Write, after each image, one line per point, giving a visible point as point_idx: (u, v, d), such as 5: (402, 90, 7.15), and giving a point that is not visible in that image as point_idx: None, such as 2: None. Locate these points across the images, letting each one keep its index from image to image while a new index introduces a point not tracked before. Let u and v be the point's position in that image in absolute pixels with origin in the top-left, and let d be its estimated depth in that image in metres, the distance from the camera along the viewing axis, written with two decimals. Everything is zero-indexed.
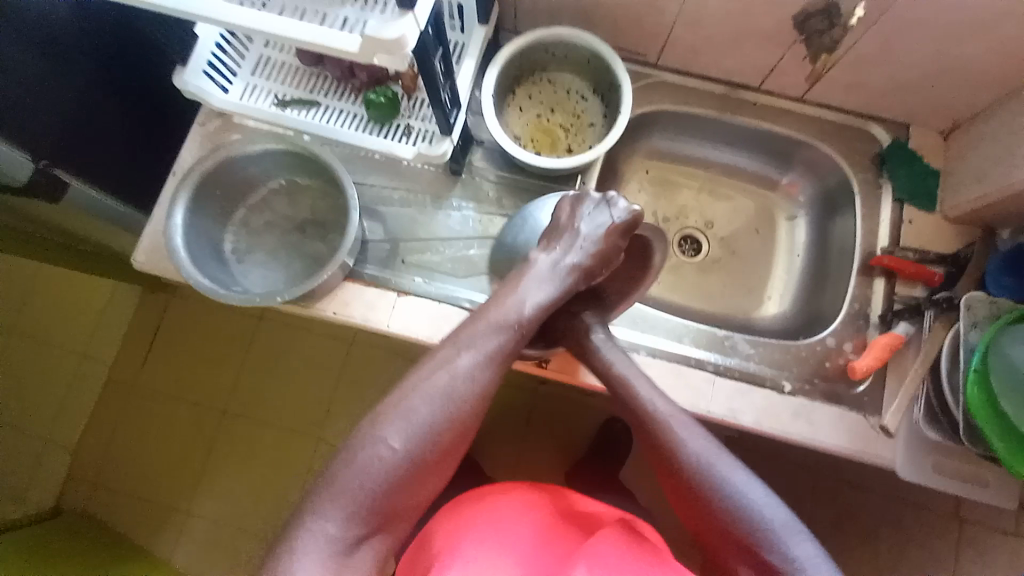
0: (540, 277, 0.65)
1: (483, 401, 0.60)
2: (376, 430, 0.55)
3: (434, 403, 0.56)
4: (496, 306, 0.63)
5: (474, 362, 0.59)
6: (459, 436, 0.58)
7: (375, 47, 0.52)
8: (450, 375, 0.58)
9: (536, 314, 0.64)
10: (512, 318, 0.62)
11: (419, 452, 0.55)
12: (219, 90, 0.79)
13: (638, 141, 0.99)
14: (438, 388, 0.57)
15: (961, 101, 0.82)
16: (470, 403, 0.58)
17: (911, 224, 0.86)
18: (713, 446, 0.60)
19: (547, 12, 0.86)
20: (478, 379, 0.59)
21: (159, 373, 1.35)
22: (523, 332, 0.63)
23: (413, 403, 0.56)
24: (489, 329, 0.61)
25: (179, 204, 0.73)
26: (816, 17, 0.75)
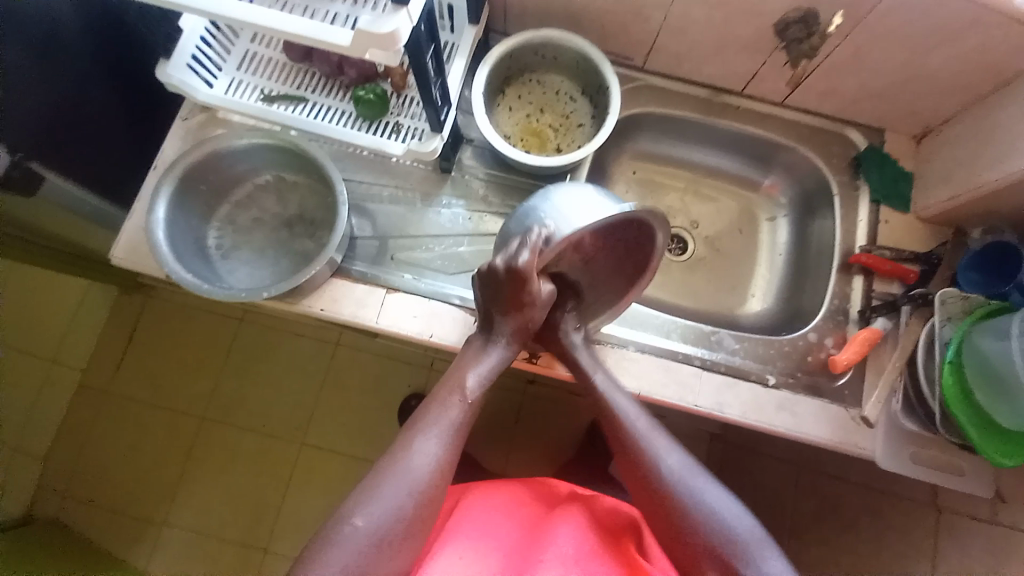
0: (474, 354, 0.71)
1: (447, 467, 0.64)
2: (343, 512, 0.59)
3: (397, 485, 0.60)
4: (445, 391, 0.68)
5: (430, 443, 0.63)
6: (431, 501, 0.62)
7: (369, 39, 0.52)
8: (408, 458, 0.62)
9: (480, 386, 0.69)
10: (457, 395, 0.67)
11: (389, 529, 0.58)
12: (204, 84, 0.78)
13: (624, 143, 1.01)
14: (401, 472, 0.61)
15: (932, 106, 0.87)
16: (431, 477, 0.62)
17: (886, 224, 0.89)
18: (681, 459, 0.65)
19: (536, 14, 0.88)
20: (435, 453, 0.63)
21: (132, 376, 1.31)
22: (472, 405, 0.68)
23: (378, 487, 0.60)
24: (437, 411, 0.66)
25: (162, 198, 0.71)
26: (795, 25, 0.78)
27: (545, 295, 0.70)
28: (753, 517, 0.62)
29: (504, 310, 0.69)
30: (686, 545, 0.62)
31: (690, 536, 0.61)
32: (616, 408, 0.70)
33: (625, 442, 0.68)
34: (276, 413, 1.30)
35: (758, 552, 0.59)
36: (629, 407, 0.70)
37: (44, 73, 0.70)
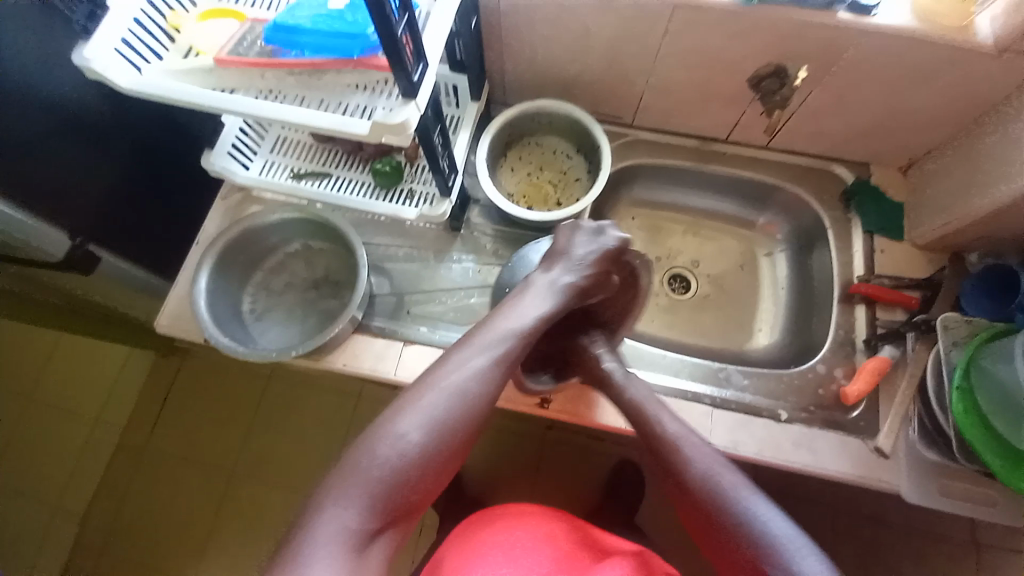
0: (528, 289, 0.66)
1: (495, 395, 0.58)
2: (389, 423, 0.53)
3: (442, 397, 0.55)
4: (499, 317, 0.63)
5: (482, 367, 0.58)
6: (468, 437, 0.56)
7: (382, 130, 0.60)
8: (462, 378, 0.57)
9: (537, 324, 0.64)
10: (513, 322, 0.62)
11: (432, 447, 0.53)
12: (241, 167, 0.88)
13: (622, 191, 1.07)
14: (449, 387, 0.56)
15: (912, 141, 0.91)
16: (481, 406, 0.57)
17: (883, 253, 0.92)
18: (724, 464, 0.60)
19: (532, 86, 0.98)
20: (488, 376, 0.58)
21: (166, 434, 1.35)
22: (528, 341, 0.62)
23: (427, 395, 0.55)
24: (492, 336, 0.61)
25: (205, 269, 0.79)
26: (769, 79, 0.85)
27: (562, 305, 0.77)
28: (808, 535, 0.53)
29: None
30: (740, 552, 0.54)
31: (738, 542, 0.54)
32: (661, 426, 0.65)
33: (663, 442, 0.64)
34: (304, 464, 1.32)
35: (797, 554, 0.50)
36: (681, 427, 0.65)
37: (99, 165, 0.81)
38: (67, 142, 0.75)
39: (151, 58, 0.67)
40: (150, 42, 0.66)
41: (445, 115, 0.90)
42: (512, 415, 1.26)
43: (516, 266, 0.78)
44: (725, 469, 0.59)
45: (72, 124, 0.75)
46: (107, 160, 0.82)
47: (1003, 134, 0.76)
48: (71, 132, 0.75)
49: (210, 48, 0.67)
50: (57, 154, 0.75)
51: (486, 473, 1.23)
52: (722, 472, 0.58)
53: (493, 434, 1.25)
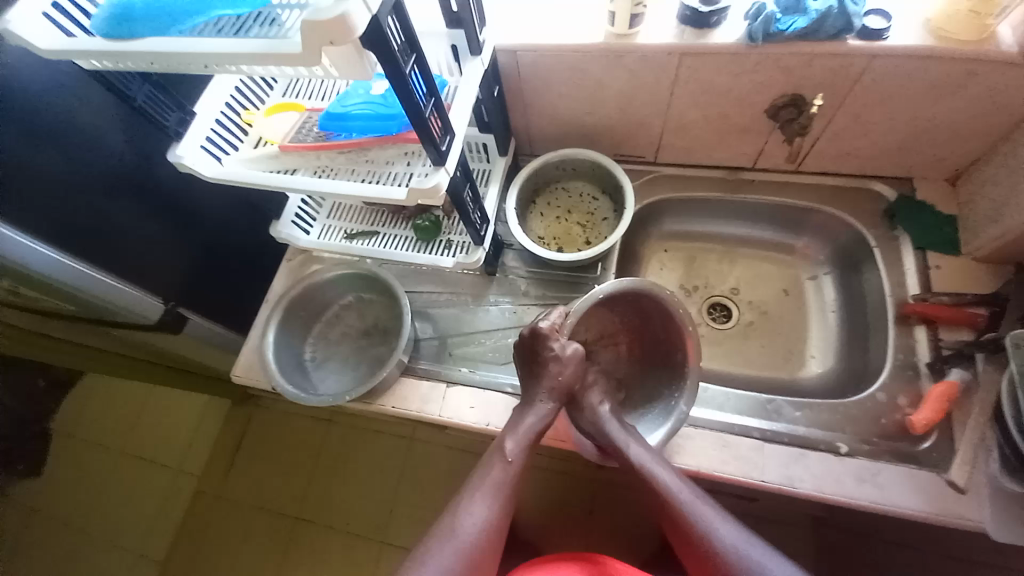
0: (518, 415, 0.77)
1: (496, 531, 0.67)
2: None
3: (449, 545, 0.64)
4: (487, 459, 0.73)
5: (477, 509, 0.67)
6: (479, 569, 0.64)
7: (418, 195, 0.68)
8: (457, 522, 0.66)
9: (518, 453, 0.73)
10: (498, 459, 0.73)
11: None
12: (303, 232, 1.01)
13: (651, 226, 1.09)
14: (449, 535, 0.65)
15: (955, 152, 0.88)
16: (481, 540, 0.65)
17: (938, 269, 0.87)
18: (729, 525, 0.64)
19: (556, 137, 1.05)
20: (485, 513, 0.67)
21: (241, 476, 1.46)
22: (513, 466, 0.72)
23: (431, 552, 0.64)
24: (480, 477, 0.71)
25: (272, 326, 0.90)
26: (785, 109, 0.86)
27: (570, 356, 0.79)
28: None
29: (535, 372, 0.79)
30: None
31: None
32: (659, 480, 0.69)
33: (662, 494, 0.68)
34: (361, 512, 1.37)
35: None
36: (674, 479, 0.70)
37: (185, 237, 0.97)
38: (159, 223, 0.90)
39: (228, 149, 0.81)
40: (228, 136, 0.80)
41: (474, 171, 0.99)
42: (557, 455, 1.25)
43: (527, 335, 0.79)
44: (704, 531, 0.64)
45: (161, 205, 0.90)
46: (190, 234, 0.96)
47: None
48: (161, 214, 0.90)
49: (275, 135, 0.79)
50: (154, 233, 0.90)
51: (534, 515, 1.22)
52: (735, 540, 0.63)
53: (541, 474, 1.25)
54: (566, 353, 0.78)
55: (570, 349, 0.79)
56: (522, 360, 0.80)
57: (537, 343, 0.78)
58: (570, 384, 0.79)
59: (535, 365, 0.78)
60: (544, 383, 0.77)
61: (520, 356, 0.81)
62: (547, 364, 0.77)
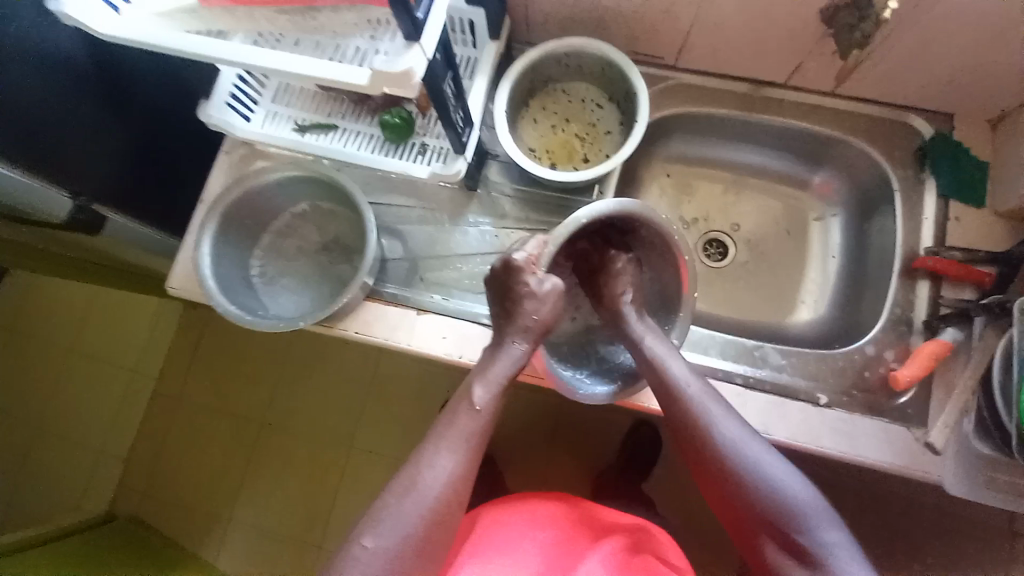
0: (488, 360, 0.70)
1: (462, 483, 0.64)
2: (355, 534, 0.61)
3: (412, 502, 0.61)
4: (455, 403, 0.68)
5: (444, 460, 0.63)
6: (448, 516, 0.62)
7: (381, 79, 0.52)
8: (421, 475, 0.63)
9: (489, 403, 0.67)
10: (465, 407, 0.67)
11: (403, 548, 0.60)
12: (242, 119, 0.82)
13: (656, 145, 0.96)
14: (413, 490, 0.62)
15: (1016, 87, 0.76)
16: (449, 490, 0.62)
17: (956, 222, 0.81)
18: (737, 425, 0.63)
19: (560, 21, 0.85)
20: (449, 468, 0.63)
21: (199, 381, 1.38)
22: (486, 415, 0.67)
23: (391, 509, 0.61)
24: (448, 418, 0.66)
25: (207, 235, 0.76)
26: (845, 11, 0.70)
27: (547, 291, 0.70)
28: (814, 487, 0.60)
29: (505, 307, 0.70)
30: (740, 511, 0.61)
31: (754, 499, 0.60)
32: (671, 373, 0.66)
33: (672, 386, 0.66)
34: (326, 420, 1.35)
35: (818, 519, 0.58)
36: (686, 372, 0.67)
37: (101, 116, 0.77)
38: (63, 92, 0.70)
39: None
40: None
41: (458, 58, 0.81)
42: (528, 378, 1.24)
43: (497, 265, 0.70)
44: (720, 418, 0.64)
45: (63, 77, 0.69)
46: (96, 109, 0.75)
47: None
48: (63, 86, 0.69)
49: None
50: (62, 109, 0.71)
51: (501, 433, 1.24)
52: (744, 443, 0.62)
53: (510, 396, 1.24)
54: (542, 287, 0.69)
55: (549, 283, 0.70)
56: (494, 296, 0.72)
57: (508, 274, 0.69)
58: (545, 326, 0.70)
59: (507, 301, 0.70)
60: (516, 324, 0.69)
61: (491, 291, 0.72)
62: (522, 302, 0.69)
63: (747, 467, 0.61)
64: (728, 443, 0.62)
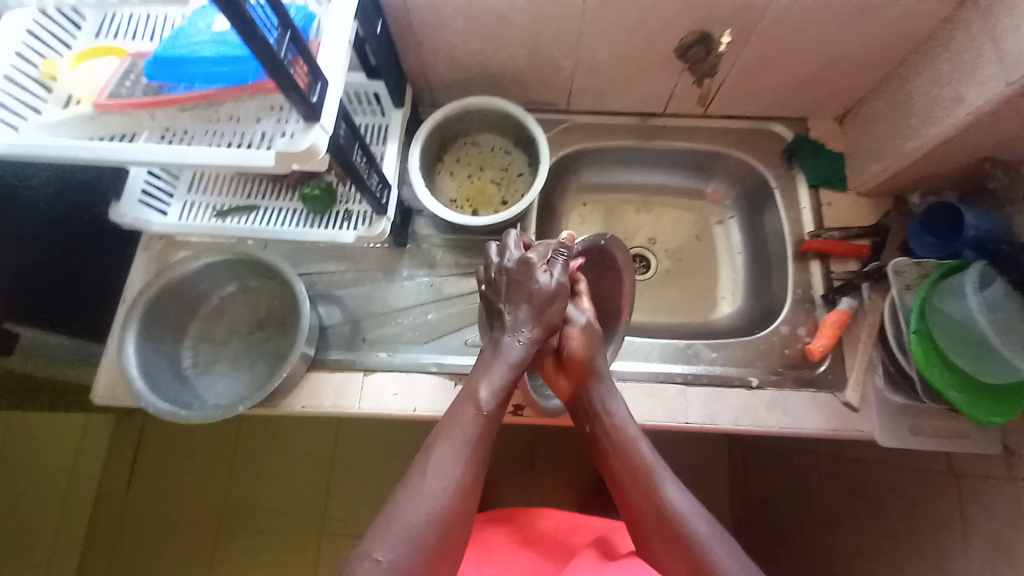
0: (487, 360, 0.68)
1: (470, 489, 0.62)
2: (362, 547, 0.55)
3: (417, 507, 0.58)
4: (459, 406, 0.66)
5: (451, 461, 0.61)
6: (458, 519, 0.60)
7: (288, 158, 0.56)
8: (423, 479, 0.59)
9: (493, 402, 0.65)
10: (470, 409, 0.65)
11: (409, 564, 0.55)
12: (158, 214, 0.82)
13: (568, 179, 1.05)
14: (418, 493, 0.59)
15: (845, 91, 0.91)
16: (453, 501, 0.59)
17: (829, 206, 0.93)
18: (685, 496, 0.62)
19: (458, 83, 0.93)
20: (455, 474, 0.61)
21: (143, 494, 1.26)
22: (488, 418, 0.66)
23: (394, 515, 0.57)
24: (452, 423, 0.64)
25: (129, 336, 0.73)
26: (695, 47, 0.83)
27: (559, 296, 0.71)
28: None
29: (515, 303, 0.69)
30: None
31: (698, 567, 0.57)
32: (635, 445, 0.66)
33: (631, 458, 0.65)
34: (288, 506, 1.25)
35: None
36: (649, 450, 0.66)
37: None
38: None
39: (28, 114, 0.59)
40: (24, 96, 0.58)
41: (360, 126, 0.85)
42: None
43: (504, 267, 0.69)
44: (673, 483, 0.63)
45: None
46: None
47: (931, 72, 0.76)
48: None
49: (88, 91, 0.59)
50: None
51: None
52: (692, 518, 0.60)
53: None
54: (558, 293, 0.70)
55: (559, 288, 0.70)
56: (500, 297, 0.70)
57: (520, 275, 0.68)
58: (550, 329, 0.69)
59: (517, 297, 0.68)
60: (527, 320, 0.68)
61: (498, 288, 0.70)
62: (530, 300, 0.68)
63: (690, 551, 0.58)
64: (676, 513, 0.60)
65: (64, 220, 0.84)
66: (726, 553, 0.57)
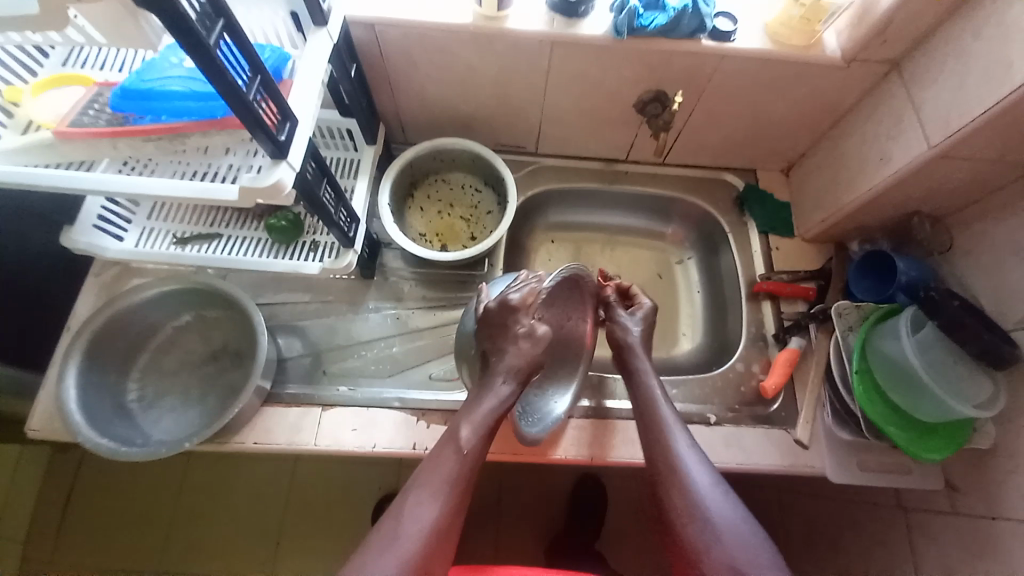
0: (472, 401, 0.68)
1: (445, 533, 0.60)
2: None
3: (389, 550, 0.57)
4: (437, 451, 0.65)
5: (423, 507, 0.60)
6: (432, 567, 0.57)
7: (253, 194, 0.56)
8: (398, 524, 0.58)
9: (474, 443, 0.65)
10: (450, 449, 0.64)
11: None
12: (114, 239, 0.80)
13: (536, 217, 1.08)
14: (391, 539, 0.57)
15: (787, 147, 1.00)
16: (428, 543, 0.58)
17: (778, 251, 0.99)
18: (706, 467, 0.65)
19: (430, 123, 0.97)
20: (431, 517, 0.59)
21: (71, 542, 1.14)
22: (468, 459, 0.65)
23: (366, 559, 0.56)
24: (431, 465, 0.63)
25: (71, 367, 0.70)
26: (652, 103, 0.88)
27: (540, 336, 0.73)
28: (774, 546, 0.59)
29: (497, 345, 0.71)
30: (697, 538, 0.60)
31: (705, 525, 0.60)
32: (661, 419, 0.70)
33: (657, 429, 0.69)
34: (234, 552, 1.16)
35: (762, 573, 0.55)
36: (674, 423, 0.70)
37: None
38: None
39: None
40: None
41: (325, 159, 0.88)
42: None
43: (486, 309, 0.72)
44: (693, 454, 0.66)
45: None
46: None
47: (859, 135, 0.85)
48: None
49: (50, 117, 0.59)
50: None
51: None
52: (709, 487, 0.63)
53: None
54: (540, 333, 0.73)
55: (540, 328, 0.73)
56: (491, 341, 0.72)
57: (501, 316, 0.71)
58: (532, 367, 0.72)
59: (500, 339, 0.71)
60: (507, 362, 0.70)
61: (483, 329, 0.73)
62: (515, 342, 0.71)
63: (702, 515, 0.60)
64: (693, 481, 0.63)
65: (12, 244, 0.81)
66: (729, 518, 0.60)
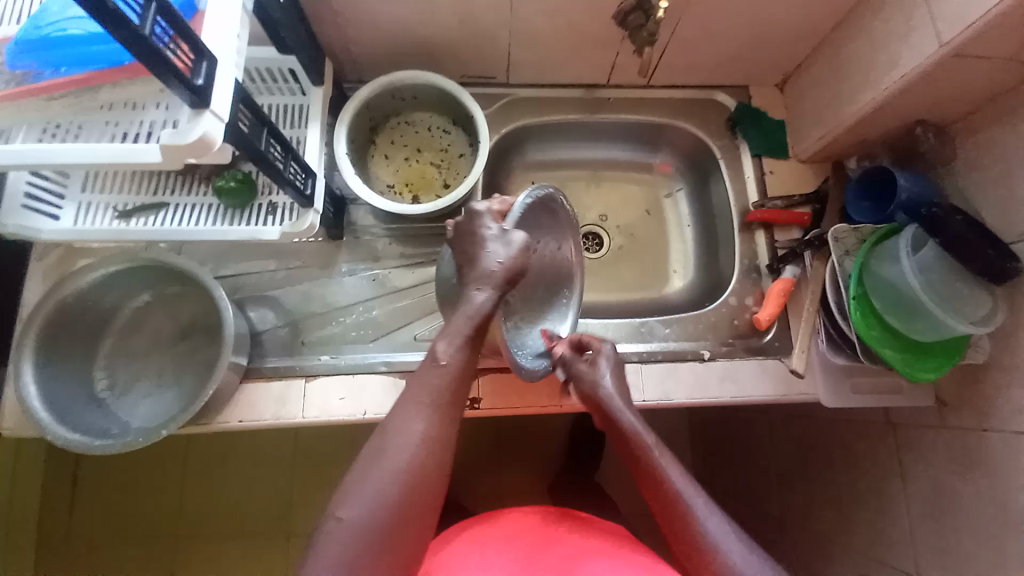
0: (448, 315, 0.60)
1: (439, 447, 0.54)
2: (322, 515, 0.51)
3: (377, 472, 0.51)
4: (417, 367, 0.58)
5: (411, 423, 0.53)
6: (429, 483, 0.52)
7: (179, 152, 0.49)
8: (385, 444, 0.53)
9: (456, 356, 0.57)
10: (429, 362, 0.57)
11: (377, 525, 0.49)
12: (50, 218, 0.72)
13: (514, 157, 1.00)
14: (377, 458, 0.52)
15: (784, 57, 0.91)
16: (421, 457, 0.53)
17: (773, 174, 0.93)
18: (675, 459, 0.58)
19: (387, 57, 0.86)
20: (421, 431, 0.54)
21: (82, 522, 1.16)
22: (455, 370, 0.57)
23: (357, 485, 0.51)
24: (413, 381, 0.57)
25: (25, 362, 0.65)
26: (633, 13, 0.78)
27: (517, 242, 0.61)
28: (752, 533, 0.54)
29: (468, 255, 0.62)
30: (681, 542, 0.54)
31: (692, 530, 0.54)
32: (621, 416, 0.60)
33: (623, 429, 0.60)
34: (245, 517, 1.18)
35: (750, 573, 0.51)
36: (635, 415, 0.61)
37: None
38: None
39: None
40: None
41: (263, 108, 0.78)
42: None
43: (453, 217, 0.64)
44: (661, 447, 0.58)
45: None
46: None
47: (864, 36, 0.76)
48: None
49: None
50: None
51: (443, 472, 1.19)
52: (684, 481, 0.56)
53: None
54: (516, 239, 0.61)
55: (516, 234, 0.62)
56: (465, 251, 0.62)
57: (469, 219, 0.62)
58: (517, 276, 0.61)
59: (468, 248, 0.62)
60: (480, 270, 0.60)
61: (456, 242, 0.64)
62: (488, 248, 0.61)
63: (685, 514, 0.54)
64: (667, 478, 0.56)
65: None
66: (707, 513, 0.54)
